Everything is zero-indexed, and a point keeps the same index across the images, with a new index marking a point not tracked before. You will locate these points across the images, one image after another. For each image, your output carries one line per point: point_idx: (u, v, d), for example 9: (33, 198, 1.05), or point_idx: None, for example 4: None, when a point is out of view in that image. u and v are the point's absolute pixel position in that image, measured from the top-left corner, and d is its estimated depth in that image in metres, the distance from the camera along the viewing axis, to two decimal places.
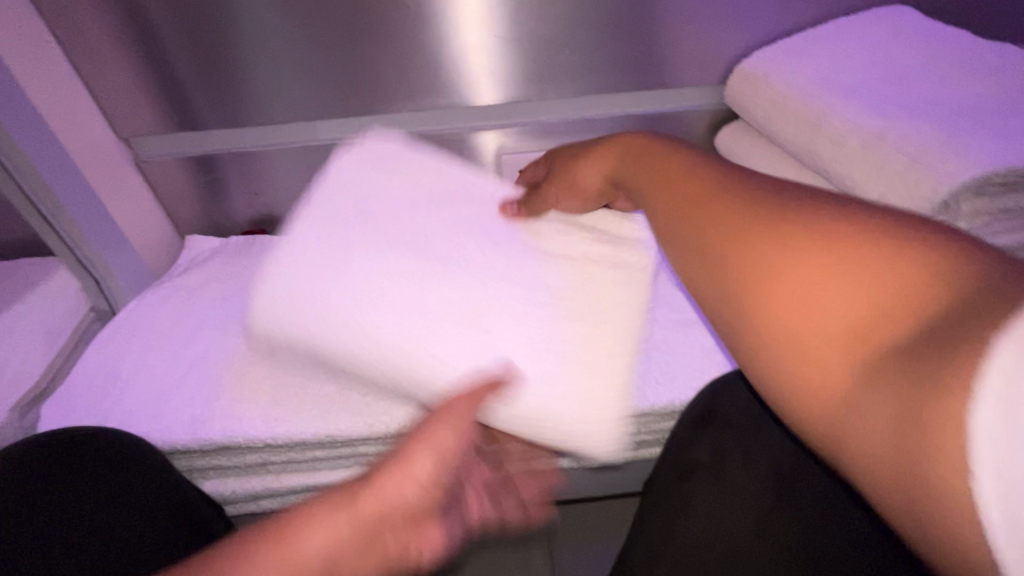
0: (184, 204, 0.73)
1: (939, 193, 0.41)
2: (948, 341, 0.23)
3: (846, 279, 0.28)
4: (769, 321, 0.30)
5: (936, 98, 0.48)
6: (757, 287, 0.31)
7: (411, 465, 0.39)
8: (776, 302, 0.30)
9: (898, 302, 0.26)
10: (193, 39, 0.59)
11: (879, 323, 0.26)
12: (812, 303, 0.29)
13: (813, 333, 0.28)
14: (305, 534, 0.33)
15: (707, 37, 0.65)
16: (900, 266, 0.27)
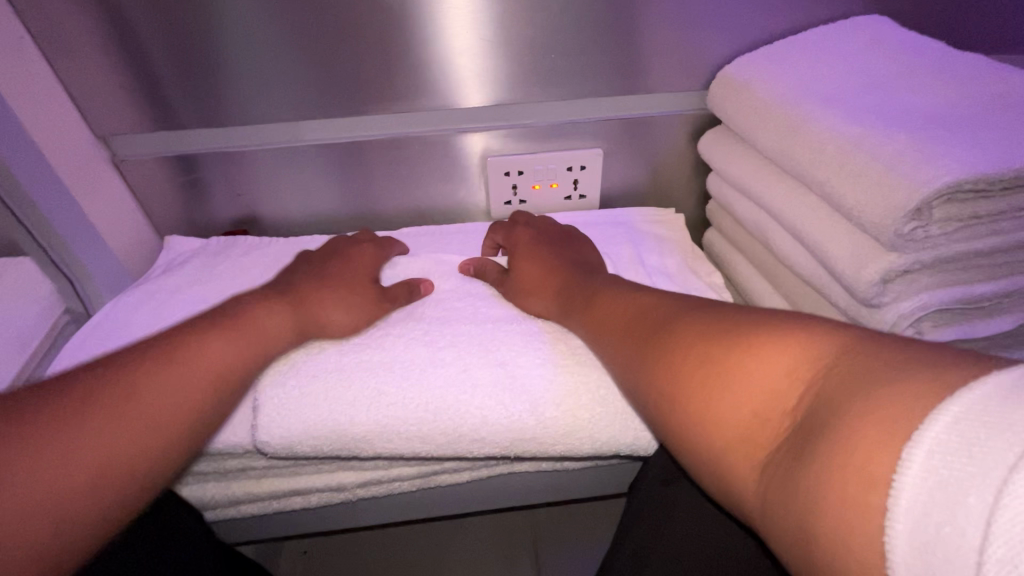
0: (163, 205, 0.72)
1: (913, 201, 0.41)
2: (827, 430, 0.28)
3: (750, 371, 0.34)
4: (691, 405, 0.37)
5: (912, 109, 0.49)
6: (695, 382, 0.37)
7: (204, 343, 0.45)
8: (692, 392, 0.37)
9: (793, 394, 0.32)
10: (172, 38, 0.59)
11: (776, 409, 0.32)
12: (723, 394, 0.35)
13: (741, 419, 0.34)
14: (61, 429, 0.37)
15: (689, 44, 0.66)
16: (791, 359, 0.33)
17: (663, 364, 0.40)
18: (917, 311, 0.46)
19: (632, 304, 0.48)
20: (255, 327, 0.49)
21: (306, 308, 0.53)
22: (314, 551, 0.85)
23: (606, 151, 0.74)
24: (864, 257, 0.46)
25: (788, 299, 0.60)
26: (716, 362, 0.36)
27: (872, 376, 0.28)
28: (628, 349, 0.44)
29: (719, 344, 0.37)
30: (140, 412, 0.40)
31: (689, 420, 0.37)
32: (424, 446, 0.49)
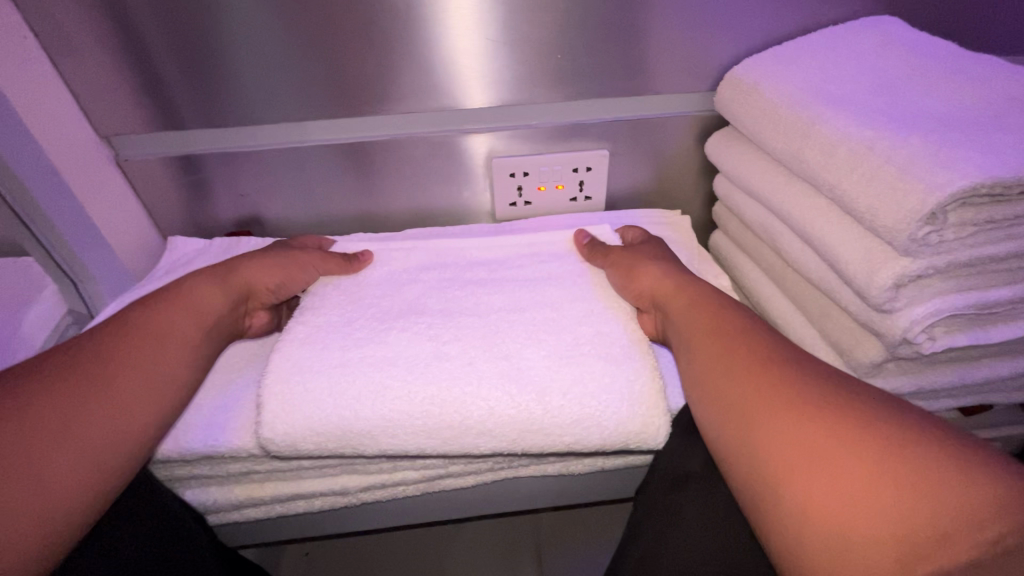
0: (167, 206, 0.72)
1: (927, 206, 0.40)
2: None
3: (908, 487, 0.33)
4: (818, 498, 0.35)
5: (924, 111, 0.49)
6: (819, 473, 0.36)
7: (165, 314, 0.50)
8: (822, 484, 0.36)
9: (965, 528, 0.31)
10: (177, 38, 0.58)
11: (936, 537, 0.31)
12: (885, 501, 0.33)
13: (867, 526, 0.33)
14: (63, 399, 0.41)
15: (697, 45, 0.65)
16: (961, 489, 0.32)
17: (793, 443, 0.38)
18: (930, 317, 0.45)
19: (747, 353, 0.46)
20: (196, 302, 0.53)
21: (231, 279, 0.56)
22: (316, 553, 0.85)
23: (613, 152, 0.73)
24: (875, 262, 0.45)
25: (796, 303, 0.60)
26: (867, 464, 0.35)
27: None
28: (744, 408, 0.42)
29: (869, 443, 0.35)
30: (110, 393, 0.43)
31: (814, 514, 0.35)
32: (430, 442, 0.48)
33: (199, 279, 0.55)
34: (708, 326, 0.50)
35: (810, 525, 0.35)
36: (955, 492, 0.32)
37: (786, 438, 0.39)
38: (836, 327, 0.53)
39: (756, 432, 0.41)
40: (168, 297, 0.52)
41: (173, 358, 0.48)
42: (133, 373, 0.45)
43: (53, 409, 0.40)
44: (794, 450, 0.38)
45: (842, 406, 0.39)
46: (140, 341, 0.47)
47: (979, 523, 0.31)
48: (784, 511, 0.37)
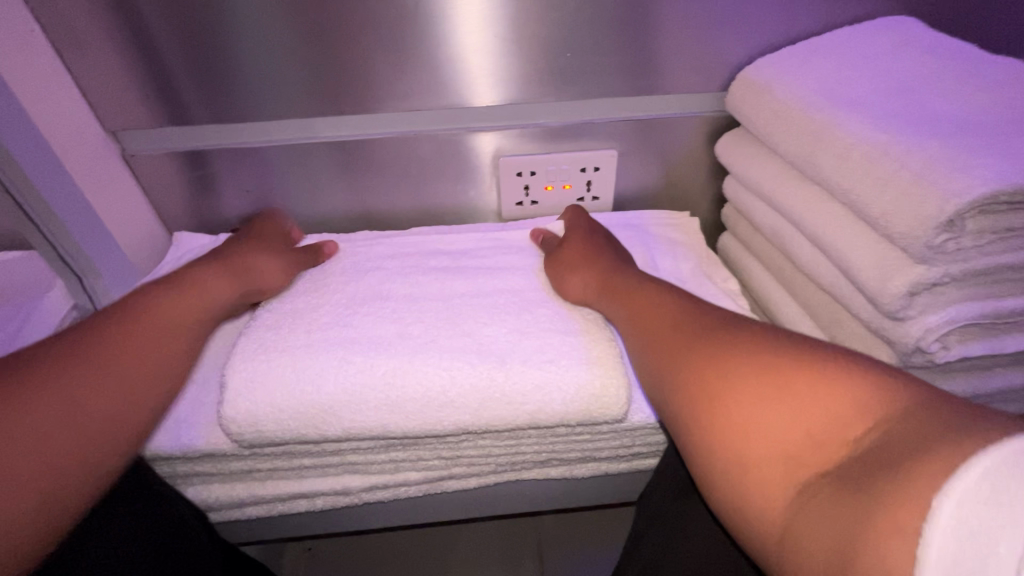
0: (173, 201, 0.71)
1: (944, 213, 0.39)
2: (894, 465, 0.28)
3: (807, 398, 0.34)
4: (735, 422, 0.37)
5: (942, 115, 0.48)
6: (719, 394, 0.38)
7: (133, 308, 0.49)
8: (737, 408, 0.37)
9: (843, 426, 0.32)
10: (185, 33, 0.58)
11: (834, 437, 0.32)
12: (775, 413, 0.35)
13: (762, 437, 0.35)
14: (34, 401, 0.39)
15: (709, 45, 0.64)
16: (855, 393, 0.33)
17: (711, 376, 0.40)
18: (945, 325, 0.44)
19: (676, 315, 0.47)
20: (201, 291, 0.54)
21: (236, 270, 0.58)
22: (319, 549, 0.85)
23: (621, 152, 0.72)
24: (888, 269, 0.44)
25: (806, 308, 0.59)
26: (775, 384, 0.36)
27: (945, 431, 0.28)
28: (673, 356, 0.44)
29: (780, 368, 0.37)
30: (85, 386, 0.42)
31: (732, 437, 0.36)
32: (393, 418, 0.47)
33: (208, 269, 0.56)
34: (628, 304, 0.52)
35: (728, 448, 0.36)
36: (840, 397, 0.33)
37: (697, 366, 0.41)
38: (848, 334, 0.52)
39: (682, 376, 0.42)
40: (132, 300, 0.50)
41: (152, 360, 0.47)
42: (108, 372, 0.44)
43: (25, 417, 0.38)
44: (715, 382, 0.39)
45: (758, 341, 0.40)
46: (118, 338, 0.46)
47: (866, 419, 0.31)
48: (706, 443, 0.38)
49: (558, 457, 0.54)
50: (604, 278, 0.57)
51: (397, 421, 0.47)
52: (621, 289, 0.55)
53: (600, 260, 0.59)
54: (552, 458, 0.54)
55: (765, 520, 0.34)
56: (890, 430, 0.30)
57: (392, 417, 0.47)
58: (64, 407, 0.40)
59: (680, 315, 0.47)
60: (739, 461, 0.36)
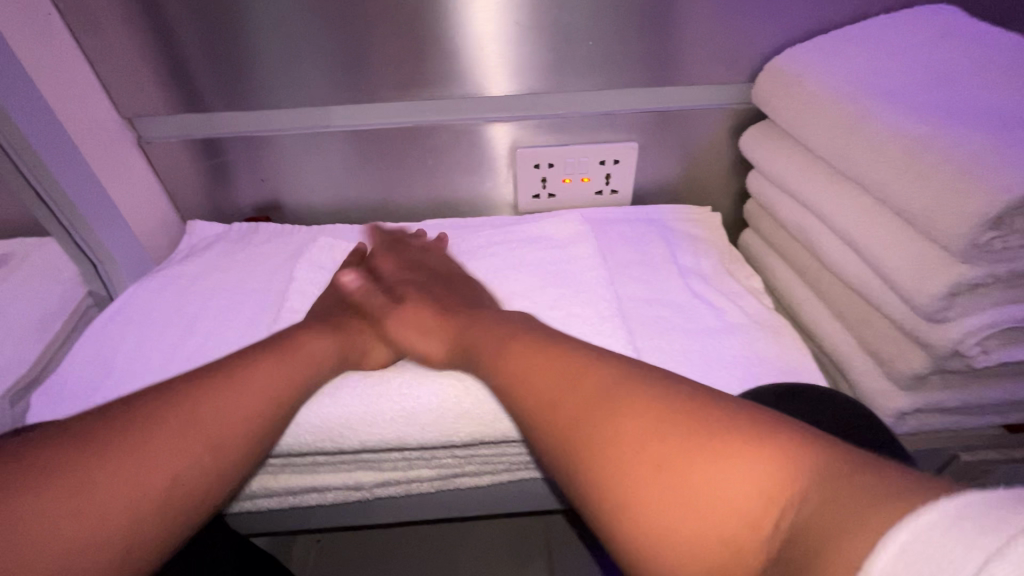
0: (187, 189, 0.71)
1: (993, 209, 0.37)
2: (826, 564, 0.23)
3: (711, 479, 0.28)
4: (639, 521, 0.29)
5: (986, 107, 0.45)
6: (625, 486, 0.31)
7: (310, 343, 0.49)
8: (638, 501, 0.30)
9: (761, 521, 0.27)
10: (201, 18, 0.57)
11: (750, 533, 0.27)
12: (683, 510, 0.28)
13: (682, 541, 0.28)
14: (150, 432, 0.37)
15: (736, 33, 0.62)
16: (761, 465, 0.28)
17: (603, 452, 0.32)
18: (985, 328, 0.42)
19: (552, 364, 0.40)
20: (305, 348, 0.48)
21: (350, 335, 0.53)
22: (327, 541, 0.85)
23: (642, 145, 0.70)
24: (928, 269, 0.42)
25: (833, 308, 0.57)
26: (671, 464, 0.30)
27: (872, 497, 0.24)
28: (557, 422, 0.36)
29: (676, 437, 0.31)
30: (196, 414, 0.39)
31: (637, 546, 0.29)
32: (409, 430, 0.46)
33: (313, 331, 0.50)
34: (497, 358, 0.44)
35: (637, 556, 0.29)
36: (746, 481, 0.28)
37: (594, 440, 0.34)
38: (877, 336, 0.50)
39: (574, 454, 0.34)
40: (285, 343, 0.47)
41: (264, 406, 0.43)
42: (224, 415, 0.40)
43: (134, 447, 0.36)
44: (608, 469, 0.32)
45: (641, 399, 0.34)
46: (244, 383, 0.43)
47: (787, 506, 0.26)
48: (620, 547, 0.30)
49: None
50: (455, 334, 0.51)
51: (415, 433, 0.46)
52: (477, 340, 0.48)
53: (449, 315, 0.53)
54: None
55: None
56: (807, 516, 0.25)
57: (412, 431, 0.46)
58: (173, 433, 0.38)
59: (552, 370, 0.40)
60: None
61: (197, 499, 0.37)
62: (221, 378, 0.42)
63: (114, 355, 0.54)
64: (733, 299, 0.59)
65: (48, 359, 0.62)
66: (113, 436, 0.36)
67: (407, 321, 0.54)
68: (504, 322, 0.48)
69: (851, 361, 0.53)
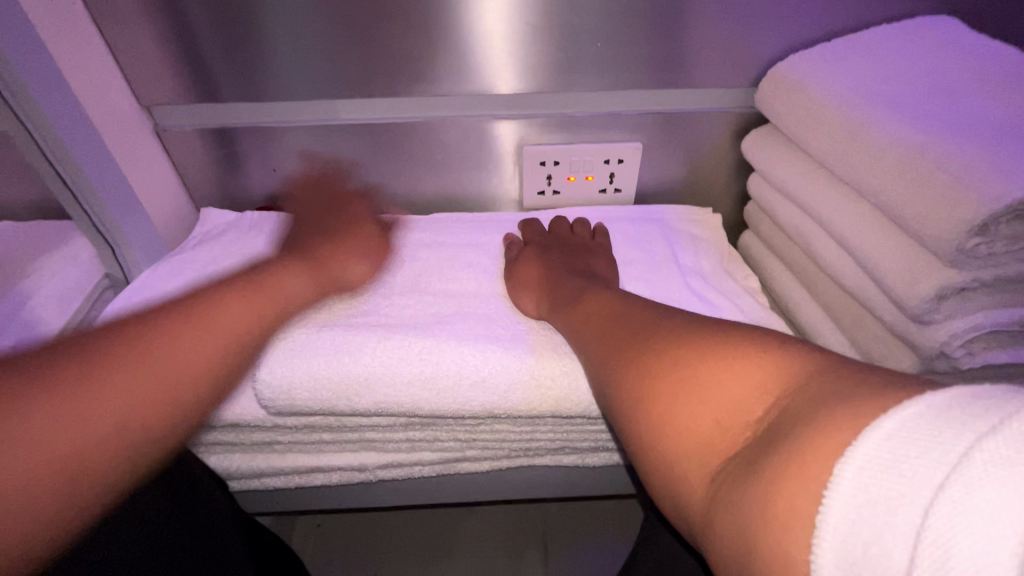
0: (200, 177, 0.73)
1: (980, 217, 0.39)
2: (795, 438, 0.27)
3: (709, 376, 0.33)
4: (650, 412, 0.35)
5: (980, 118, 0.47)
6: (638, 384, 0.36)
7: (282, 279, 0.52)
8: (651, 395, 0.35)
9: (745, 408, 0.31)
10: (221, 11, 0.59)
11: (737, 419, 0.31)
12: (683, 398, 0.33)
13: (678, 424, 0.33)
14: (113, 366, 0.37)
15: (741, 38, 0.63)
16: (756, 369, 0.32)
17: (633, 365, 0.38)
18: (971, 330, 0.44)
19: (611, 312, 0.45)
20: (279, 295, 0.51)
21: (322, 266, 0.57)
22: (327, 525, 0.87)
23: (646, 145, 0.72)
24: (918, 272, 0.44)
25: (827, 309, 0.58)
26: (685, 367, 0.34)
27: (842, 395, 0.27)
28: (605, 350, 0.41)
29: (692, 349, 0.35)
30: (162, 352, 0.39)
31: (648, 429, 0.34)
32: (424, 394, 0.48)
33: (295, 262, 0.55)
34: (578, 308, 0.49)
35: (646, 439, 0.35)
36: (744, 377, 0.32)
37: (624, 353, 0.39)
38: (869, 336, 0.52)
39: (610, 370, 0.40)
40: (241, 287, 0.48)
41: (223, 340, 0.43)
42: (190, 346, 0.41)
43: (91, 383, 0.35)
44: (632, 374, 0.37)
45: (676, 326, 0.38)
46: (210, 321, 0.43)
47: (766, 397, 0.30)
48: (633, 436, 0.36)
49: (571, 445, 0.54)
50: (547, 293, 0.55)
51: (439, 394, 0.48)
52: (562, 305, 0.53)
53: (550, 276, 0.57)
54: (565, 447, 0.55)
55: (693, 515, 0.31)
56: (788, 405, 0.29)
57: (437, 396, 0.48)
58: (116, 374, 0.36)
59: (609, 315, 0.45)
60: (660, 452, 0.33)
61: (136, 443, 0.36)
62: (162, 315, 0.42)
63: None
64: (729, 297, 0.61)
65: None
66: (85, 370, 0.35)
67: (521, 278, 0.59)
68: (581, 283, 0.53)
69: None
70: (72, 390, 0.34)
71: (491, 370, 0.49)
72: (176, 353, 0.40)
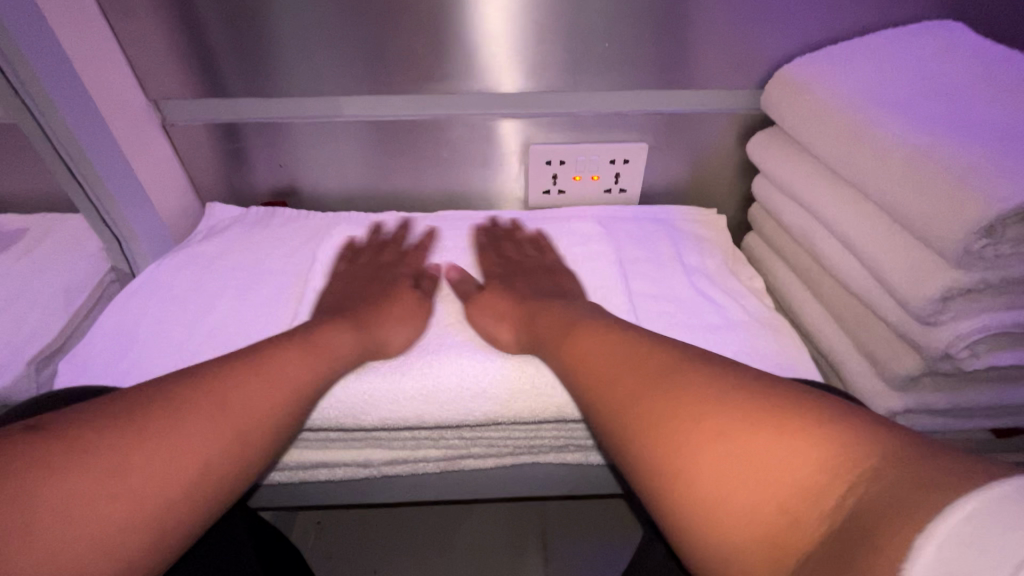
0: (207, 172, 0.73)
1: (987, 218, 0.39)
2: (881, 535, 0.23)
3: (772, 451, 0.30)
4: (701, 493, 0.31)
5: (986, 121, 0.47)
6: (685, 450, 0.33)
7: (337, 335, 0.50)
8: (699, 473, 0.32)
9: (814, 490, 0.28)
10: (230, 7, 0.59)
11: (807, 504, 0.28)
12: (740, 476, 0.30)
13: (739, 504, 0.30)
14: (187, 417, 0.37)
15: (748, 40, 0.64)
16: (813, 446, 0.29)
17: (670, 434, 0.34)
18: (976, 332, 0.44)
19: (624, 367, 0.42)
20: (331, 343, 0.49)
21: (368, 329, 0.52)
22: (328, 522, 0.87)
23: (652, 146, 0.72)
24: (924, 273, 0.44)
25: (831, 311, 0.58)
26: (733, 442, 0.32)
27: (931, 480, 0.24)
28: (627, 419, 0.38)
29: (737, 420, 0.33)
30: (227, 395, 0.40)
31: (699, 518, 0.31)
32: (428, 407, 0.48)
33: (337, 326, 0.51)
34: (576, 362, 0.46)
35: (697, 529, 0.31)
36: (811, 455, 0.29)
37: (658, 408, 0.37)
38: (874, 338, 0.52)
39: (641, 437, 0.36)
40: (310, 335, 0.49)
41: (304, 377, 0.45)
42: (268, 390, 0.42)
43: (166, 434, 0.36)
44: (671, 449, 0.34)
45: (705, 393, 0.36)
46: (286, 365, 0.45)
47: (838, 480, 0.27)
48: (681, 516, 0.32)
49: (575, 443, 0.54)
50: (524, 324, 0.54)
51: (442, 407, 0.48)
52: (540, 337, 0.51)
53: (524, 305, 0.56)
54: (569, 445, 0.55)
55: None
56: (864, 492, 0.26)
57: (441, 413, 0.48)
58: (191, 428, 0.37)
59: (619, 365, 0.42)
60: (717, 547, 0.30)
61: (213, 486, 0.36)
62: (222, 368, 0.43)
63: (135, 329, 0.56)
64: (734, 297, 0.61)
65: (72, 330, 0.64)
66: (155, 424, 0.36)
67: (485, 304, 0.56)
68: (566, 323, 0.51)
69: (846, 362, 0.55)
70: (145, 436, 0.35)
71: (488, 383, 0.48)
72: (247, 397, 0.41)
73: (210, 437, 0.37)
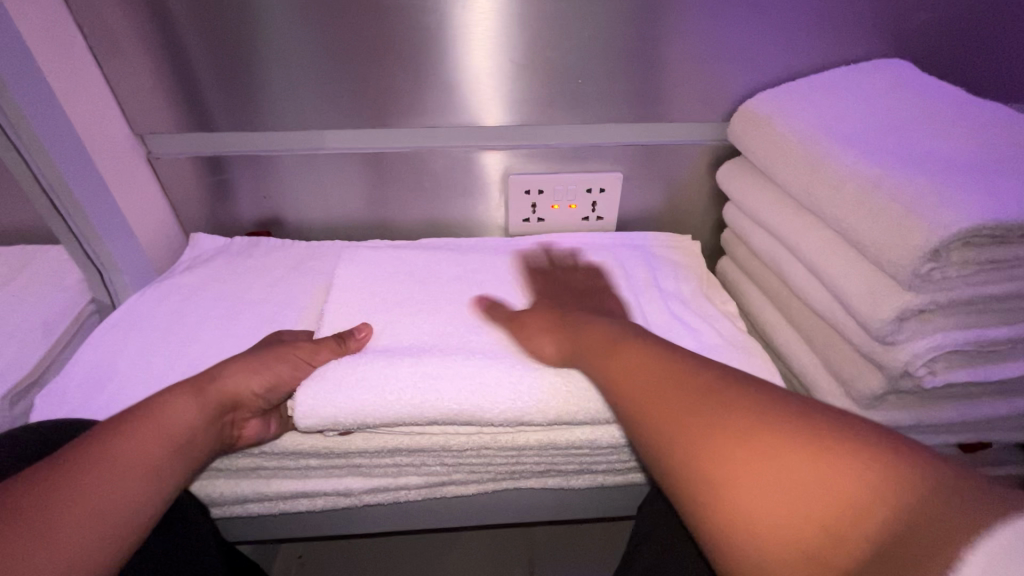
0: (192, 203, 0.74)
1: (931, 243, 0.42)
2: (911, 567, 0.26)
3: (804, 475, 0.32)
4: (749, 526, 0.32)
5: (931, 153, 0.51)
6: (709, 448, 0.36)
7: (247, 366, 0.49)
8: (742, 503, 0.33)
9: (858, 510, 0.30)
10: (218, 44, 0.61)
11: (834, 513, 0.30)
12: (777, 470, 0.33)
13: (776, 515, 0.32)
14: (85, 473, 0.38)
15: (713, 76, 0.67)
16: (839, 469, 0.31)
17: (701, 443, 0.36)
18: (930, 351, 0.47)
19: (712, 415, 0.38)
20: (166, 421, 0.44)
21: None
22: (309, 556, 0.85)
23: (626, 174, 0.75)
24: (880, 294, 0.47)
25: (800, 331, 0.61)
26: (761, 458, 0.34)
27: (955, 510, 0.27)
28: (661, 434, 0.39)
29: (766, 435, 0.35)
30: (121, 451, 0.40)
31: (727, 534, 0.33)
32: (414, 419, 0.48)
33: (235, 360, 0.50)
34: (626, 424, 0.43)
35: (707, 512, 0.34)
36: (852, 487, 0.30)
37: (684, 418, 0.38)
38: (839, 357, 0.54)
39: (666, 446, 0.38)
40: (138, 413, 0.43)
41: (162, 452, 0.42)
42: (128, 478, 0.39)
43: (71, 494, 0.36)
44: (704, 458, 0.36)
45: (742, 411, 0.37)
46: (147, 422, 0.43)
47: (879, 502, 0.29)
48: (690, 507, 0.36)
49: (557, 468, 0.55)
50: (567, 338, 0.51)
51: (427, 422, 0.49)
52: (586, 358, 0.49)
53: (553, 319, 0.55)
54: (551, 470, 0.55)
55: None
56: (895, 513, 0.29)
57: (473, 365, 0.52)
58: (91, 482, 0.38)
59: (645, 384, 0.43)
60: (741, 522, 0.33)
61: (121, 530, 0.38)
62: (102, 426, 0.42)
63: (114, 361, 0.56)
64: (708, 320, 0.63)
65: (50, 362, 0.63)
66: (59, 487, 0.36)
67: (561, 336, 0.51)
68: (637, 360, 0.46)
69: (816, 381, 0.57)
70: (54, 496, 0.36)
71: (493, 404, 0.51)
72: (100, 495, 0.38)
73: (92, 539, 0.36)
